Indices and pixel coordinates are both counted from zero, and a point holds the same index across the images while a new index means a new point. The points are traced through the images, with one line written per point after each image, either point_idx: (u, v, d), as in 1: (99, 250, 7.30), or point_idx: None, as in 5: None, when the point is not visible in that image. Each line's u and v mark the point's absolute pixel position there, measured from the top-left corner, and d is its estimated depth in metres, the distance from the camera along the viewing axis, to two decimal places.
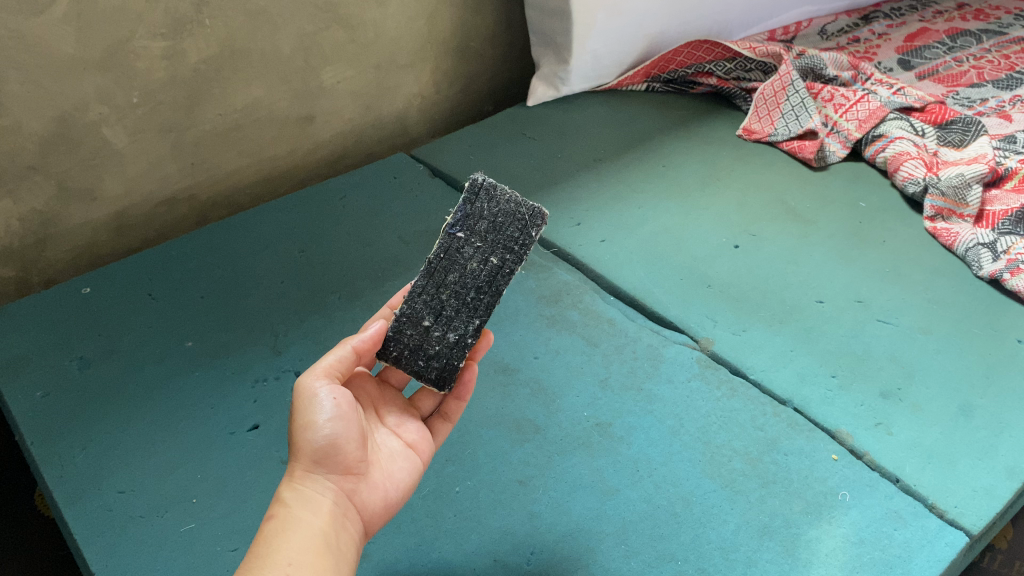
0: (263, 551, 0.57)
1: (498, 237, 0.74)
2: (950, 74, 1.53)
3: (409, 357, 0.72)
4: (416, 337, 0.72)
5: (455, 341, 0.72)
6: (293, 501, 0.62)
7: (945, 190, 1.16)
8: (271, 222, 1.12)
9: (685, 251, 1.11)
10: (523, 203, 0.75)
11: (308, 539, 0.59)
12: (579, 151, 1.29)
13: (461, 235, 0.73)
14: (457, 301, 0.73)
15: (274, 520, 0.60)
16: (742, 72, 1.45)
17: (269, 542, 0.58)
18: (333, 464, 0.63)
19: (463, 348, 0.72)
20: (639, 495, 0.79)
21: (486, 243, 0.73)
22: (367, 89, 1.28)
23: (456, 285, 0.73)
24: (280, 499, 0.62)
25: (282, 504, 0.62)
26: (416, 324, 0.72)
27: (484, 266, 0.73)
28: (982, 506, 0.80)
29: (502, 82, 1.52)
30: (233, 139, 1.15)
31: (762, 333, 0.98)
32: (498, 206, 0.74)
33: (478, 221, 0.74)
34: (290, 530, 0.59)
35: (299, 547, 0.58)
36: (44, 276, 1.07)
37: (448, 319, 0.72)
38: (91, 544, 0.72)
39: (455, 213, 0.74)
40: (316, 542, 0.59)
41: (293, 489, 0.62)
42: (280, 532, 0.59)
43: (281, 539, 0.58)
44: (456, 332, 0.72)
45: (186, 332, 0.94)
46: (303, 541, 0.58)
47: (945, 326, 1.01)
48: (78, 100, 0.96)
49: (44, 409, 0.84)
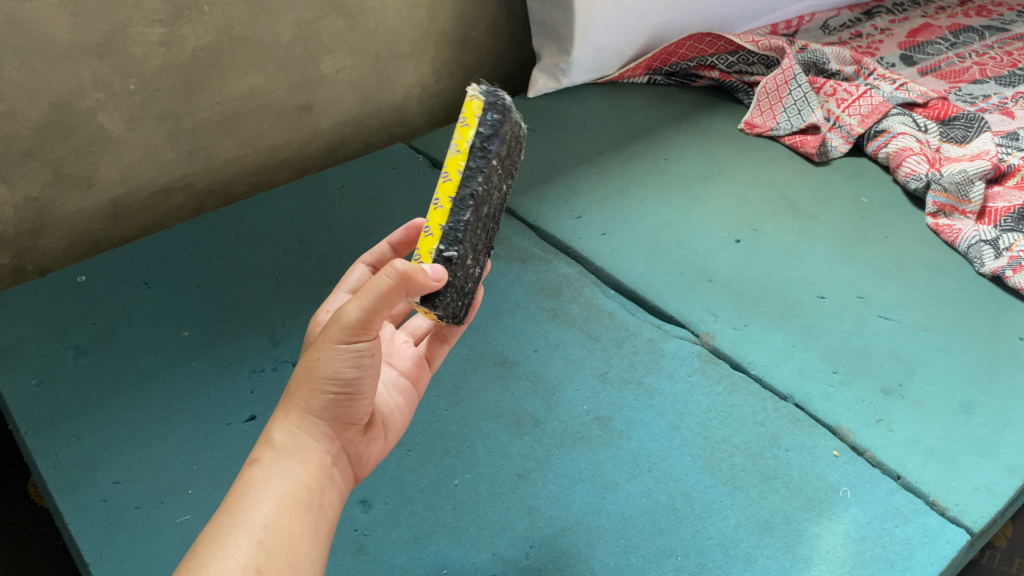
0: (239, 505, 0.55)
1: (512, 160, 0.70)
2: (953, 71, 1.53)
3: (457, 299, 0.66)
4: (463, 276, 0.66)
5: (479, 273, 0.71)
6: (283, 444, 0.59)
7: (947, 186, 1.16)
8: (269, 211, 1.11)
9: (686, 245, 1.10)
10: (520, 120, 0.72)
11: (285, 496, 0.56)
12: (579, 144, 1.28)
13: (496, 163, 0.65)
14: (485, 233, 0.69)
15: (259, 466, 0.57)
16: (744, 66, 1.44)
17: (251, 495, 0.55)
18: (335, 413, 0.61)
19: (482, 276, 0.72)
20: (639, 490, 0.79)
21: (507, 169, 0.69)
22: (367, 78, 1.27)
23: (488, 217, 0.68)
24: (271, 442, 0.59)
25: (270, 451, 0.58)
26: (465, 263, 0.65)
27: (503, 193, 0.70)
28: (984, 504, 0.79)
29: (503, 73, 1.51)
30: (232, 127, 1.14)
31: (763, 329, 0.98)
32: (515, 128, 0.69)
33: (506, 147, 0.66)
34: (272, 485, 0.56)
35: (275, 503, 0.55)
36: (39, 264, 1.06)
37: (479, 254, 0.69)
38: (86, 534, 0.71)
39: (493, 137, 0.65)
40: (295, 499, 0.56)
41: (290, 432, 0.59)
42: (261, 487, 0.56)
43: (260, 492, 0.56)
44: (481, 265, 0.70)
45: (183, 322, 0.93)
46: (278, 497, 0.56)
47: (947, 323, 1.01)
48: (74, 86, 0.95)
49: (39, 398, 0.83)
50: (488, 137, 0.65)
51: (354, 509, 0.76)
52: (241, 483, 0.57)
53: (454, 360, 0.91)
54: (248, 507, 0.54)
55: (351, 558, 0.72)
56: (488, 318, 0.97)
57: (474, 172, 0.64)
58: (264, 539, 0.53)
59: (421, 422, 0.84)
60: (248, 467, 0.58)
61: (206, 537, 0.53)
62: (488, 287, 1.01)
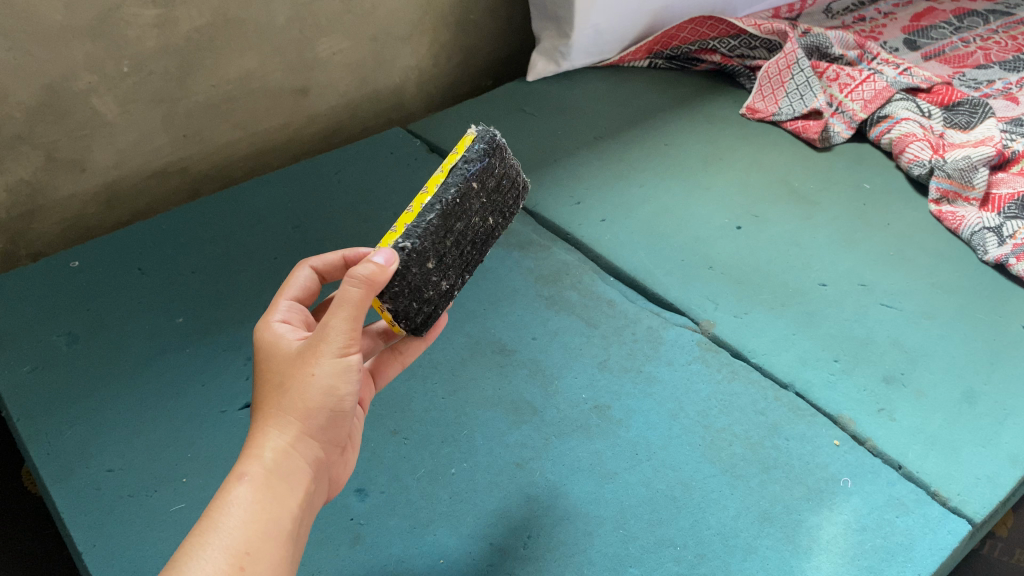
0: (229, 530, 0.53)
1: (499, 199, 0.73)
2: (957, 55, 1.51)
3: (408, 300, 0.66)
4: (419, 278, 0.66)
5: (445, 291, 0.70)
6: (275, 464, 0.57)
7: (951, 172, 1.15)
8: (264, 196, 1.10)
9: (688, 231, 1.09)
10: (516, 175, 0.76)
11: (272, 522, 0.55)
12: (579, 128, 1.27)
13: (471, 182, 0.69)
14: (457, 252, 0.70)
15: (248, 484, 0.56)
16: (746, 50, 1.42)
17: (241, 519, 0.54)
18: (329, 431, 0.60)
19: (448, 299, 0.71)
20: (638, 479, 0.78)
21: (490, 201, 0.72)
22: (364, 61, 1.26)
23: (462, 234, 0.69)
24: (263, 458, 0.57)
25: (262, 468, 0.57)
26: (422, 263, 0.66)
27: (484, 224, 0.72)
28: (986, 493, 0.79)
29: (502, 57, 1.49)
30: (227, 111, 1.12)
31: (764, 316, 0.97)
32: (506, 168, 0.73)
33: (482, 170, 0.70)
34: (264, 509, 0.55)
35: (262, 530, 0.54)
36: (32, 248, 1.05)
37: (447, 268, 0.69)
38: (78, 523, 0.70)
39: (475, 167, 0.70)
40: (282, 528, 0.55)
41: (281, 447, 0.58)
42: (252, 509, 0.54)
43: (250, 515, 0.54)
44: (448, 283, 0.70)
45: (178, 308, 0.92)
46: (265, 524, 0.54)
47: (949, 310, 1.00)
48: (66, 69, 0.94)
49: (31, 384, 0.82)
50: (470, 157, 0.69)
51: (351, 498, 0.75)
52: (229, 499, 0.55)
53: (452, 347, 0.90)
54: (238, 531, 0.53)
55: (348, 547, 0.71)
56: (485, 305, 0.96)
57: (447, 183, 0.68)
58: (250, 571, 0.52)
59: (419, 411, 0.83)
60: (236, 483, 0.56)
61: (195, 565, 0.50)
62: (485, 273, 1.00)
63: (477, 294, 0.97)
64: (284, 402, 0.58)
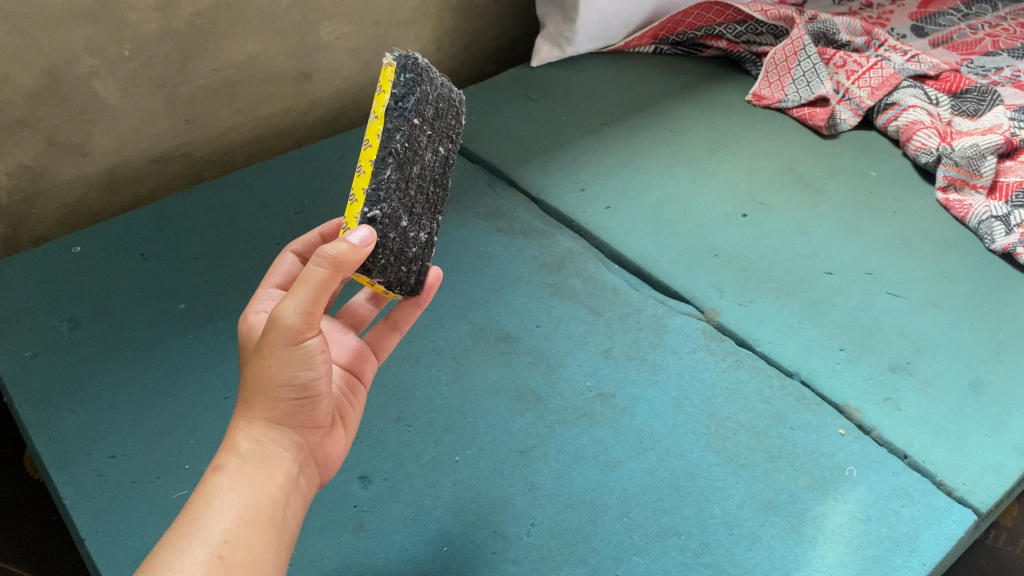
0: (207, 520, 0.52)
1: (441, 125, 0.72)
2: (965, 42, 1.50)
3: (393, 262, 0.65)
4: (398, 238, 0.65)
5: (424, 240, 0.70)
6: (248, 452, 0.57)
7: (959, 160, 1.14)
8: (267, 181, 1.09)
9: (692, 219, 1.08)
10: (448, 89, 0.74)
11: (250, 507, 0.54)
12: (583, 114, 1.26)
13: (412, 121, 0.67)
14: (422, 197, 0.69)
15: (221, 474, 0.56)
16: (753, 36, 1.40)
17: (215, 505, 0.54)
18: (302, 417, 0.60)
19: (429, 245, 0.71)
20: (642, 467, 0.78)
21: (435, 132, 0.70)
22: (367, 45, 1.25)
23: (419, 177, 0.68)
24: (237, 449, 0.57)
25: (237, 458, 0.57)
26: (396, 225, 0.65)
27: (437, 158, 0.71)
28: (992, 484, 0.78)
29: (505, 42, 1.48)
30: (229, 95, 1.12)
31: (769, 304, 0.96)
32: (436, 90, 0.71)
33: (420, 106, 0.68)
34: (241, 494, 0.55)
35: (240, 516, 0.54)
36: (33, 233, 1.04)
37: (418, 217, 0.69)
38: (81, 510, 0.70)
39: (408, 95, 0.66)
40: (263, 512, 0.55)
41: (252, 437, 0.58)
42: (228, 497, 0.54)
43: (227, 503, 0.54)
44: (425, 231, 0.70)
45: (180, 294, 0.92)
46: (243, 509, 0.54)
47: (956, 300, 0.99)
48: (66, 52, 0.93)
49: (33, 370, 0.82)
50: (403, 97, 0.66)
51: (354, 485, 0.75)
52: (206, 491, 0.55)
53: (455, 334, 0.90)
54: (215, 519, 0.53)
55: (351, 534, 0.71)
56: (488, 292, 0.95)
57: (392, 132, 0.64)
58: (228, 558, 0.51)
59: (422, 398, 0.83)
60: (213, 475, 0.56)
61: (171, 557, 0.50)
62: (489, 261, 0.99)
63: (480, 281, 0.96)
64: (249, 391, 0.58)
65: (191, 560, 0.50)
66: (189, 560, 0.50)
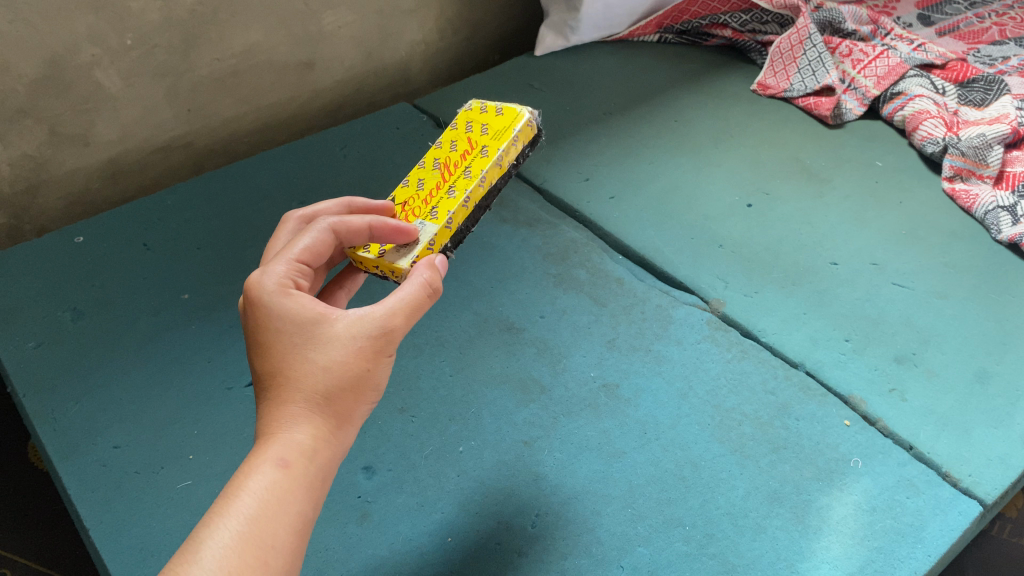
0: (270, 523, 0.51)
1: None
2: (971, 31, 1.48)
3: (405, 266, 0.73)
4: None
5: None
6: (309, 449, 0.56)
7: (965, 150, 1.14)
8: (270, 172, 1.08)
9: (697, 209, 1.08)
10: None
11: (307, 512, 0.54)
12: (587, 104, 1.25)
13: None
14: None
15: (283, 471, 0.54)
16: (757, 25, 1.39)
17: (281, 506, 0.52)
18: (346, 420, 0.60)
19: None
20: (646, 458, 0.77)
21: None
22: (370, 34, 1.24)
23: None
24: (299, 444, 0.55)
25: (298, 454, 0.55)
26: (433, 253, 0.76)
27: None
28: (998, 475, 0.78)
29: (508, 32, 1.47)
30: (231, 85, 1.11)
31: (774, 295, 0.96)
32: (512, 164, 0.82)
33: None
34: (298, 499, 0.54)
35: (298, 521, 0.53)
36: (36, 223, 1.04)
37: None
38: (85, 500, 0.70)
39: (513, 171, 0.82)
40: (311, 517, 0.54)
41: (315, 435, 0.56)
42: (287, 498, 0.53)
43: (287, 504, 0.53)
44: None
45: (184, 284, 0.91)
46: (301, 515, 0.53)
47: (962, 290, 0.99)
48: (69, 41, 0.92)
49: (36, 360, 0.82)
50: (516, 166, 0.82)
51: (358, 475, 0.75)
52: (265, 487, 0.53)
53: (459, 325, 0.89)
54: (277, 523, 0.52)
55: (355, 525, 0.71)
56: (493, 283, 0.95)
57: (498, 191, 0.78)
58: (276, 566, 0.50)
59: (426, 389, 0.82)
60: (271, 470, 0.54)
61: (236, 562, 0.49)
62: (493, 251, 0.99)
63: (484, 272, 0.96)
64: (321, 386, 0.56)
65: (240, 567, 0.49)
66: (238, 566, 0.49)
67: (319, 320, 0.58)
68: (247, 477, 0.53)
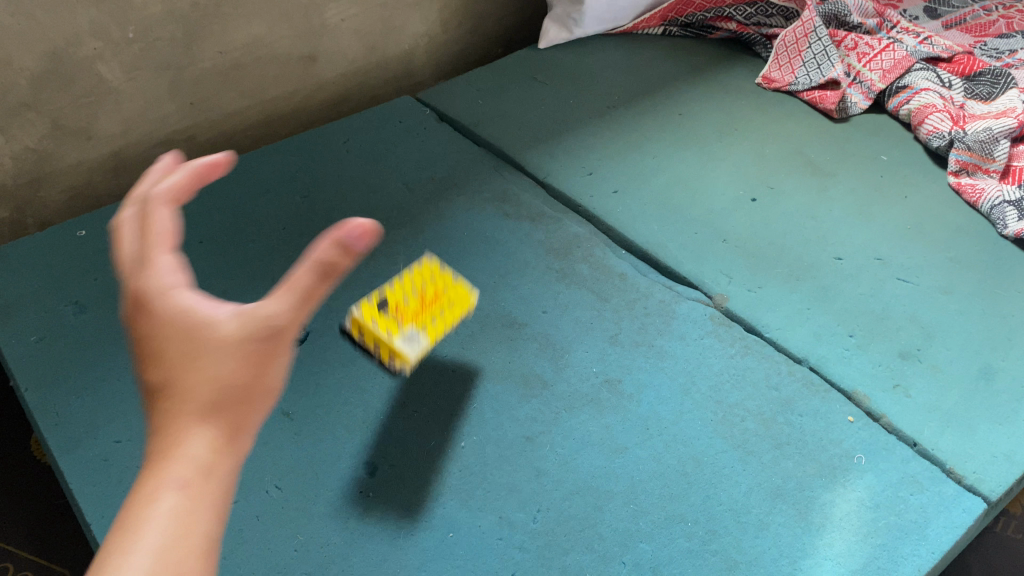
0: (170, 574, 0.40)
1: None
2: (978, 24, 1.47)
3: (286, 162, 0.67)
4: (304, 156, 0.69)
5: None
6: (213, 468, 0.45)
7: (971, 144, 1.12)
8: (272, 165, 1.08)
9: (700, 203, 1.07)
10: None
11: (208, 548, 0.43)
12: (591, 97, 1.24)
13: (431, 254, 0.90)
14: None
15: (184, 499, 0.43)
16: (763, 18, 1.39)
17: (186, 545, 0.42)
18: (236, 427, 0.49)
19: None
20: (649, 454, 0.77)
21: None
22: (373, 27, 1.23)
23: None
24: (194, 460, 0.45)
25: (195, 472, 0.45)
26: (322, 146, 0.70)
27: None
28: (1002, 472, 0.78)
29: (512, 24, 1.47)
30: (234, 78, 1.11)
31: (778, 290, 0.95)
32: None
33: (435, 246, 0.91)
34: (205, 527, 0.43)
35: (204, 556, 0.42)
36: (39, 217, 1.04)
37: None
38: (87, 495, 0.70)
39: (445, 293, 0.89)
40: (211, 556, 0.43)
41: (216, 447, 0.46)
42: (190, 531, 0.42)
43: (189, 539, 0.42)
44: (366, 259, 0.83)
45: (186, 278, 0.91)
46: (203, 550, 0.42)
47: (967, 286, 0.98)
48: (71, 34, 0.92)
49: (38, 353, 0.82)
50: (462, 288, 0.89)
51: (360, 470, 0.74)
52: (154, 532, 0.41)
53: (462, 320, 0.89)
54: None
55: (357, 520, 0.71)
56: (495, 277, 0.95)
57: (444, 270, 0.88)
58: None
59: (428, 384, 0.82)
60: (167, 504, 0.43)
61: None
62: (495, 245, 0.99)
63: (487, 266, 0.96)
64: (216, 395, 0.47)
65: None
66: None
67: (198, 324, 0.48)
68: (127, 528, 0.41)
